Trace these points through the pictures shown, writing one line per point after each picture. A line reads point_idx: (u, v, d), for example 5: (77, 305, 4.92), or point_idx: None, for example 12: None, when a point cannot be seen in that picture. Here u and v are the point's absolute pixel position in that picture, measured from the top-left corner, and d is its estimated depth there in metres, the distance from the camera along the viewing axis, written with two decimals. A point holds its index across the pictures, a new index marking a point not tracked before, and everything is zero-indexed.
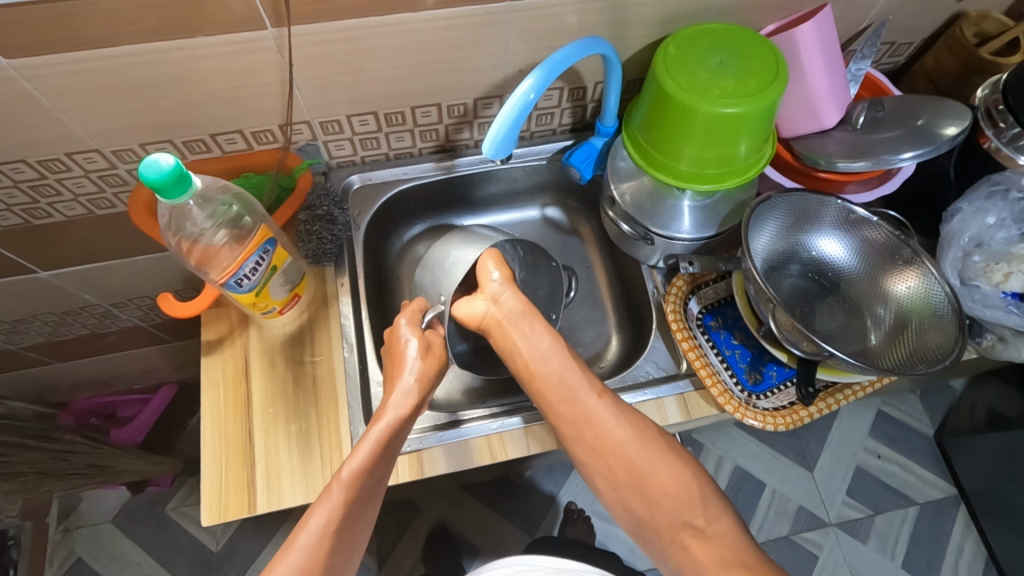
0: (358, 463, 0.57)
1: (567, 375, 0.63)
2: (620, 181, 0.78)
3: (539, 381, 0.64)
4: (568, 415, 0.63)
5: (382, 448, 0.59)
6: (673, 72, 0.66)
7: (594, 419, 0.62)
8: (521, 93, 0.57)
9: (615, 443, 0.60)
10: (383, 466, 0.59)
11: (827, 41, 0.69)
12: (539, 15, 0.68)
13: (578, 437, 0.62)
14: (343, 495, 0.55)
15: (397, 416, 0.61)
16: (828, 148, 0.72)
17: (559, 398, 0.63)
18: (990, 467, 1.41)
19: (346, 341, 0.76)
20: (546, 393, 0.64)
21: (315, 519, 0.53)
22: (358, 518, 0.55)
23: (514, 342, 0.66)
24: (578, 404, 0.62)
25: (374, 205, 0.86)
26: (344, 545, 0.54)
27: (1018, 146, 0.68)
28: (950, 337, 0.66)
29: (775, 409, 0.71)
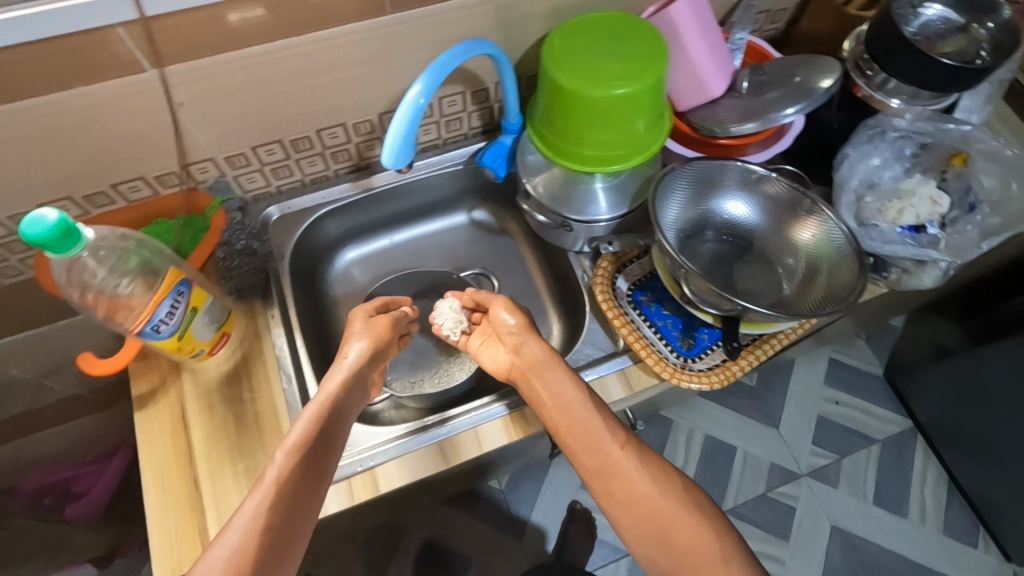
0: (290, 443, 0.60)
1: (594, 418, 0.66)
2: (532, 175, 0.80)
3: (563, 432, 0.67)
4: (592, 461, 0.65)
5: (316, 427, 0.62)
6: (560, 64, 0.69)
7: (620, 470, 0.64)
8: (410, 98, 0.58)
9: (642, 493, 0.62)
10: (322, 451, 0.61)
11: (699, 15, 0.73)
12: (424, 24, 0.70)
13: (605, 488, 0.64)
14: (275, 476, 0.57)
15: (331, 394, 0.65)
16: (720, 116, 0.77)
17: (585, 442, 0.65)
18: (944, 397, 1.48)
19: (283, 372, 0.75)
20: (575, 441, 0.66)
21: (250, 501, 0.56)
22: (297, 499, 0.57)
23: (537, 391, 0.69)
24: (602, 453, 0.65)
25: (297, 231, 0.85)
26: (285, 528, 0.55)
27: (887, 90, 0.73)
28: (855, 273, 0.70)
29: (709, 369, 0.74)
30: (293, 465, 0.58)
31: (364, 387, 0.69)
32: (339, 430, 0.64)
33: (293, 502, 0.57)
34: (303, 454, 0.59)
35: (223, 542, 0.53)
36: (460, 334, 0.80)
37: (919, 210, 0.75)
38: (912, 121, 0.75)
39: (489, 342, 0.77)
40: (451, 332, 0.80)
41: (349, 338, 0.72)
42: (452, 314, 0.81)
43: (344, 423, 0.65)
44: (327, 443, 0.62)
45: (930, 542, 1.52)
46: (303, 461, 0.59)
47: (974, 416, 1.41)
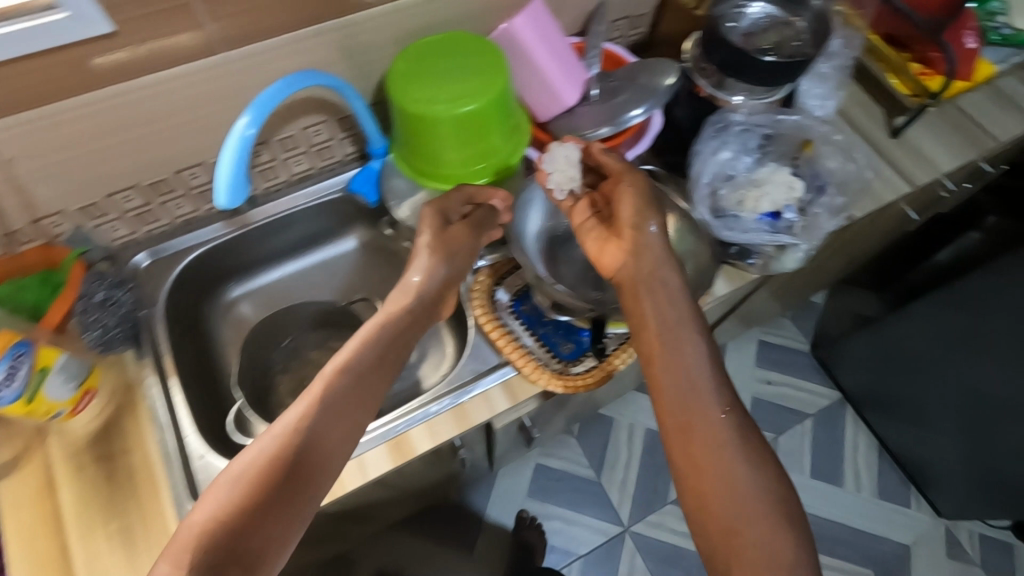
0: (310, 392, 0.59)
1: (688, 356, 0.62)
2: (401, 199, 0.80)
3: (656, 360, 0.63)
4: (673, 414, 0.60)
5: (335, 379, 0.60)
6: (402, 87, 0.70)
7: (709, 433, 0.59)
8: (236, 131, 0.58)
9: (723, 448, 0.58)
10: (344, 403, 0.59)
11: (541, 28, 0.75)
12: (263, 60, 0.69)
13: (676, 444, 0.60)
14: (286, 424, 0.57)
15: (359, 345, 0.63)
16: (576, 124, 0.79)
17: (677, 391, 0.61)
18: (868, 364, 1.54)
19: (157, 422, 0.73)
20: (659, 381, 0.62)
21: (255, 446, 0.56)
22: (300, 452, 0.55)
23: (640, 302, 0.65)
24: (695, 409, 0.60)
25: (171, 275, 0.83)
26: (281, 481, 0.54)
27: (726, 88, 0.76)
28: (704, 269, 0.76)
29: (587, 371, 0.75)
30: (307, 429, 0.57)
31: (413, 326, 0.67)
32: (365, 381, 0.61)
33: (297, 453, 0.55)
34: (326, 400, 0.58)
35: (204, 506, 0.53)
36: (567, 195, 0.74)
37: (774, 197, 0.78)
38: (748, 115, 0.79)
39: (597, 232, 0.70)
40: (561, 189, 0.73)
41: (412, 261, 0.70)
42: (564, 167, 0.74)
43: (383, 371, 0.63)
44: (348, 395, 0.59)
45: (866, 505, 1.58)
46: (315, 413, 0.57)
47: (895, 378, 1.46)
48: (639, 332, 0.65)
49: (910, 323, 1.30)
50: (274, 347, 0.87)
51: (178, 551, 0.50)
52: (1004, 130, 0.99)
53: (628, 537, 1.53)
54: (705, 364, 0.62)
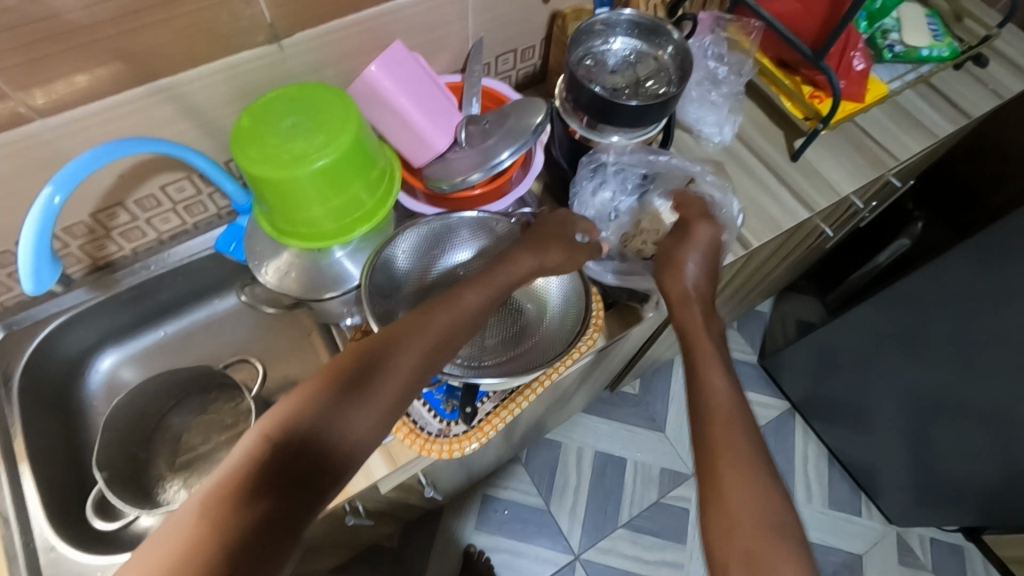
0: (362, 360, 0.55)
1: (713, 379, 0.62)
2: (263, 260, 0.76)
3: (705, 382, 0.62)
4: (699, 422, 0.59)
5: (385, 361, 0.56)
6: (242, 148, 0.65)
7: (740, 461, 0.56)
8: (38, 201, 0.53)
9: (739, 464, 0.55)
10: (379, 385, 0.55)
11: (398, 76, 0.71)
12: (92, 122, 0.65)
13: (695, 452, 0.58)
14: (330, 381, 0.54)
15: (421, 329, 0.59)
16: (447, 172, 0.75)
17: (717, 418, 0.58)
18: (809, 374, 1.51)
19: (4, 517, 0.68)
20: (704, 400, 0.60)
21: (298, 397, 0.52)
22: (328, 420, 0.52)
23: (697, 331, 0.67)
24: (729, 436, 0.57)
25: (28, 348, 0.77)
26: (304, 446, 0.50)
27: (599, 130, 0.73)
28: (579, 317, 0.74)
29: (466, 431, 0.72)
30: (413, 355, 0.57)
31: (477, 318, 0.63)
32: (408, 367, 0.57)
33: (326, 421, 0.51)
34: (370, 375, 0.55)
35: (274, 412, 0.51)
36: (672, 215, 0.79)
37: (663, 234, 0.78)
38: (619, 155, 0.76)
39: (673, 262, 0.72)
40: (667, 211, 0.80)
41: (552, 242, 0.70)
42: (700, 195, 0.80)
43: (426, 364, 0.58)
44: (386, 378, 0.55)
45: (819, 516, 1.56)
46: (352, 388, 0.54)
47: (834, 388, 1.44)
48: (687, 341, 0.67)
49: (844, 332, 1.27)
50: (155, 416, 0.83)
51: (243, 453, 0.49)
52: (903, 148, 0.99)
53: (579, 566, 1.49)
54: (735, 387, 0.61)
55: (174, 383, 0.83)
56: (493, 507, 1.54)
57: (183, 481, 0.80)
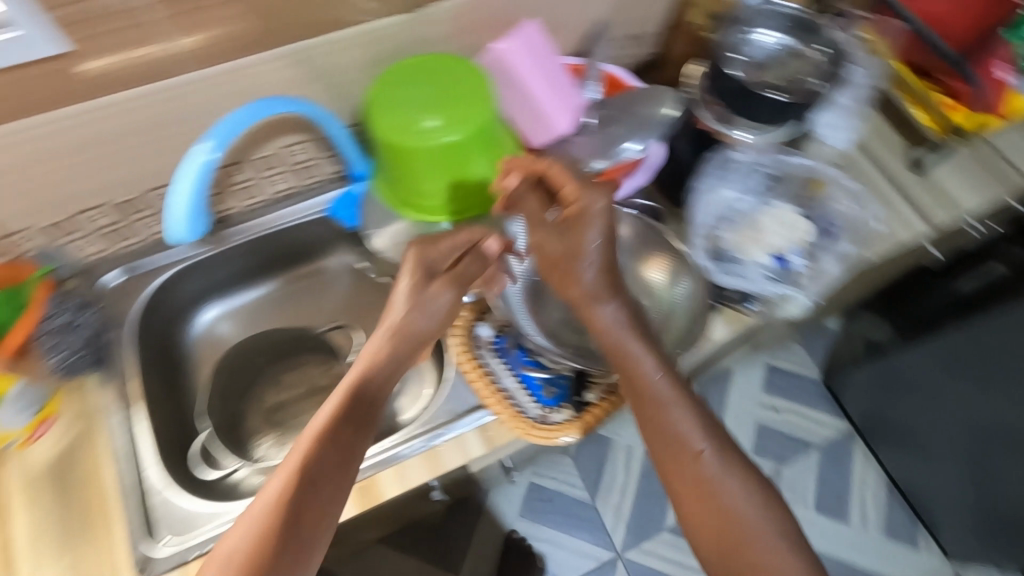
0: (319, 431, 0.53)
1: (675, 410, 0.56)
2: (380, 227, 0.76)
3: (650, 392, 0.57)
4: (671, 468, 0.55)
5: (340, 420, 0.54)
6: (378, 114, 0.65)
7: (709, 477, 0.54)
8: (194, 159, 0.55)
9: (730, 514, 0.52)
10: (351, 440, 0.54)
11: (533, 51, 0.70)
12: (233, 77, 0.66)
13: (683, 501, 0.54)
14: (298, 460, 0.52)
15: (357, 383, 0.57)
16: (571, 155, 0.74)
17: (663, 436, 0.55)
18: (869, 394, 1.46)
19: (117, 453, 0.71)
20: (650, 418, 0.56)
21: (269, 488, 0.51)
22: (308, 502, 0.51)
23: (630, 351, 0.58)
24: (691, 452, 0.54)
25: (142, 295, 0.80)
26: (290, 539, 0.49)
27: (730, 122, 0.71)
28: (699, 313, 0.70)
29: (568, 420, 0.71)
30: (362, 419, 0.56)
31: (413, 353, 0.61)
32: (372, 410, 0.57)
33: (305, 503, 0.50)
34: (326, 446, 0.53)
35: (254, 506, 0.51)
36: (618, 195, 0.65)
37: (778, 239, 0.75)
38: (755, 155, 0.77)
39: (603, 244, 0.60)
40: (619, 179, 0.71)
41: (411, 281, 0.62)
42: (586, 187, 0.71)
43: (370, 419, 0.56)
44: (345, 437, 0.54)
45: (849, 539, 1.51)
46: (322, 459, 0.52)
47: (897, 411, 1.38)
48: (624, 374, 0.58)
49: (917, 364, 1.19)
50: (250, 373, 0.84)
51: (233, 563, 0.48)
52: None
53: (620, 566, 1.48)
54: (691, 412, 0.56)
55: (275, 340, 0.85)
56: (539, 494, 1.54)
57: (274, 438, 0.80)
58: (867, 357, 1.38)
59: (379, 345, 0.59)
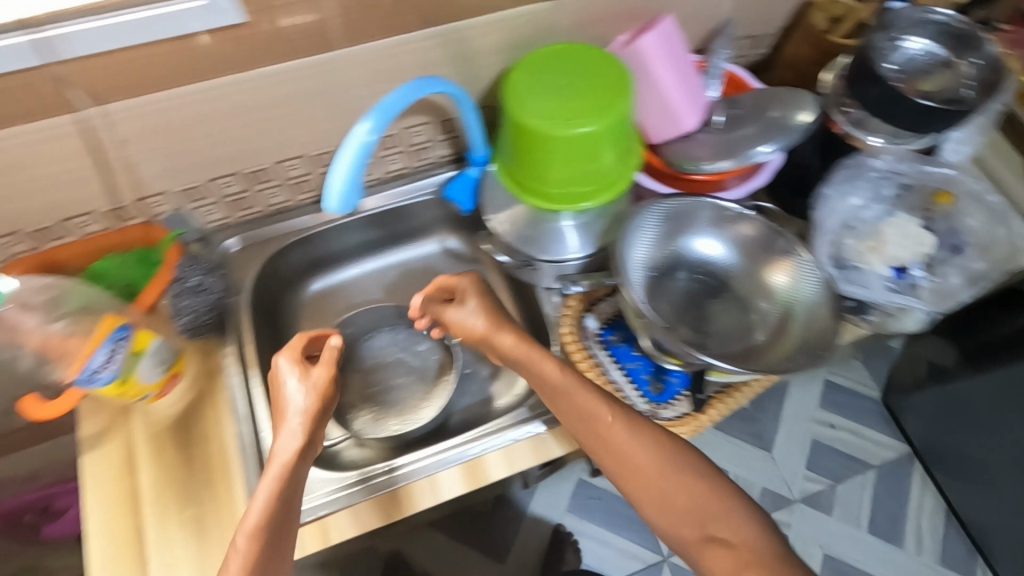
0: (250, 524, 0.57)
1: (578, 393, 0.64)
2: (497, 211, 0.77)
3: (559, 393, 0.65)
4: (587, 440, 0.64)
5: (278, 499, 0.59)
6: (517, 100, 0.66)
7: (614, 443, 0.63)
8: (357, 138, 0.55)
9: (641, 467, 0.62)
10: (288, 516, 0.59)
11: (670, 45, 0.69)
12: (379, 57, 0.66)
13: (602, 459, 0.64)
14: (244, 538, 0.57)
15: (283, 465, 0.61)
16: (694, 152, 0.73)
17: (578, 416, 0.64)
18: (934, 419, 1.37)
19: (237, 414, 0.73)
20: (568, 406, 0.65)
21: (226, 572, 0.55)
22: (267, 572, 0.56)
23: (560, 390, 0.65)
24: (595, 421, 0.63)
25: (258, 263, 0.82)
26: None
27: (865, 127, 0.70)
28: (827, 323, 0.67)
29: (678, 418, 0.71)
30: (281, 493, 0.60)
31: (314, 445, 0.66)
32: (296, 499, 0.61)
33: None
34: (266, 528, 0.57)
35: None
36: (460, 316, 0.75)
37: (901, 252, 0.73)
38: (890, 162, 0.74)
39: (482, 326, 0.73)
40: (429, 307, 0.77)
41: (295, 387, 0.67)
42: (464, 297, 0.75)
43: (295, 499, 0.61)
44: (287, 513, 0.59)
45: (857, 543, 1.43)
46: (265, 541, 0.57)
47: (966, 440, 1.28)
48: (544, 388, 0.67)
49: (987, 391, 1.14)
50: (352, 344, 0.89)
51: None
52: None
53: (666, 569, 1.44)
54: (595, 394, 0.64)
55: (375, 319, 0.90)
56: None
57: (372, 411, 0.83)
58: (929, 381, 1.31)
59: (294, 444, 0.63)
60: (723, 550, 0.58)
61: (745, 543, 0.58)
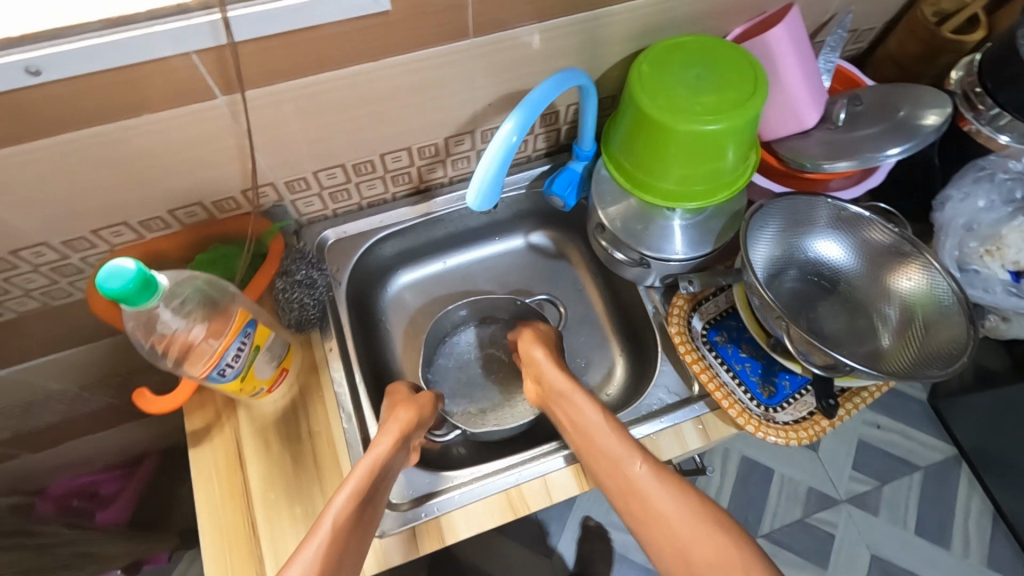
0: (346, 493, 0.59)
1: (604, 440, 0.63)
2: (607, 206, 0.75)
3: (588, 442, 0.64)
4: (613, 485, 0.62)
5: (369, 480, 0.61)
6: (649, 91, 0.63)
7: (639, 489, 0.60)
8: (502, 138, 0.53)
9: (662, 516, 0.58)
10: (374, 500, 0.61)
11: (798, 40, 0.67)
12: (505, 47, 0.65)
13: (625, 506, 0.61)
14: (331, 522, 0.57)
15: (383, 449, 0.63)
16: (811, 150, 0.70)
17: (603, 466, 0.63)
18: (984, 424, 1.30)
19: (343, 410, 0.72)
20: (590, 455, 0.64)
21: (312, 539, 0.56)
22: (350, 545, 0.57)
23: (598, 445, 0.63)
24: (621, 471, 0.61)
25: (353, 257, 0.82)
26: None
27: (996, 125, 0.68)
28: (959, 329, 0.64)
29: (795, 422, 0.70)
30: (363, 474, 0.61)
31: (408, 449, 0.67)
32: (385, 487, 0.63)
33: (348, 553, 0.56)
34: (350, 507, 0.58)
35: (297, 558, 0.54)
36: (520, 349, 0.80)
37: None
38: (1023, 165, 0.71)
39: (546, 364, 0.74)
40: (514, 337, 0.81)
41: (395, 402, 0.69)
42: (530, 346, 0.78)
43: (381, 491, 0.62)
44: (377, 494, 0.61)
45: (907, 545, 1.36)
46: (357, 510, 0.58)
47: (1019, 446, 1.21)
48: (578, 441, 0.66)
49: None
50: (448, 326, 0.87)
51: None
52: None
53: None
54: (621, 439, 0.63)
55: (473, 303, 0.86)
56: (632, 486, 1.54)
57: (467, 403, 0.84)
58: (977, 386, 1.25)
59: (384, 448, 0.63)
60: None
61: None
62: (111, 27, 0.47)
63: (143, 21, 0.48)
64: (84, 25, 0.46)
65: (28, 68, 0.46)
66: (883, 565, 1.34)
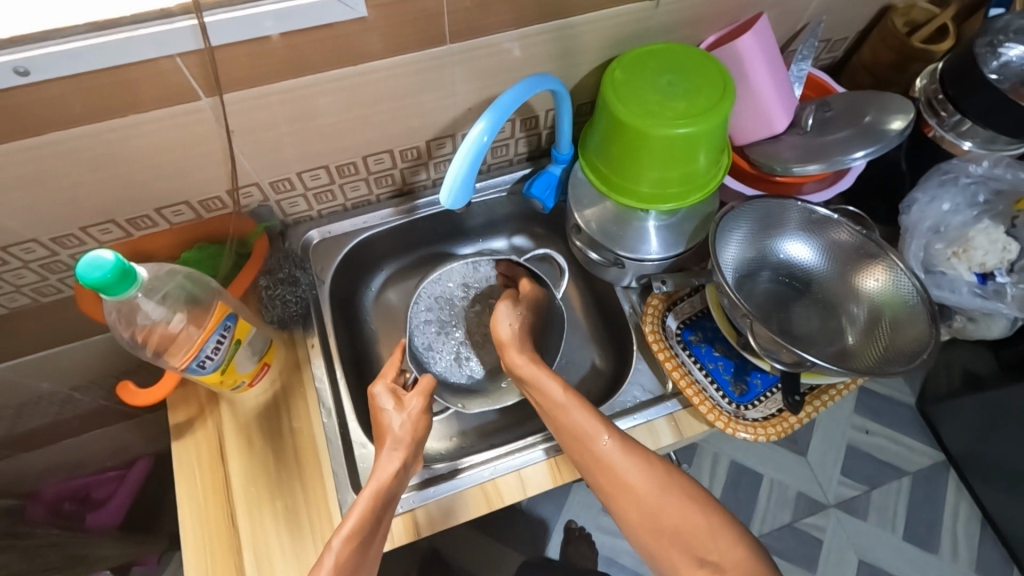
0: (347, 529, 0.57)
1: (572, 413, 0.65)
2: (583, 208, 0.77)
3: (557, 414, 0.66)
4: (581, 458, 0.64)
5: (372, 515, 0.59)
6: (623, 97, 0.65)
7: (604, 461, 0.62)
8: (473, 137, 0.56)
9: (628, 486, 0.61)
10: (379, 530, 0.59)
11: (767, 47, 0.69)
12: (484, 53, 0.67)
13: (591, 475, 0.64)
14: (333, 562, 0.55)
15: (382, 481, 0.61)
16: (783, 154, 0.72)
17: (570, 438, 0.64)
18: (973, 428, 1.30)
19: (323, 406, 0.73)
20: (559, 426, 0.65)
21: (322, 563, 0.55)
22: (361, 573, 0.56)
23: (568, 419, 0.65)
24: (588, 446, 0.63)
25: (337, 257, 0.83)
26: None
27: (959, 131, 0.71)
28: (923, 329, 0.66)
29: (764, 419, 0.72)
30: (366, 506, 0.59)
31: (413, 460, 0.65)
32: (390, 512, 0.61)
33: None
34: (355, 547, 0.56)
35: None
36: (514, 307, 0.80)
37: (987, 258, 0.72)
38: (986, 168, 0.73)
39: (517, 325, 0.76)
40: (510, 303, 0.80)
41: (396, 412, 0.67)
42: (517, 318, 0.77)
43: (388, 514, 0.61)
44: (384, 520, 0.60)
45: (895, 550, 1.36)
46: (360, 550, 0.56)
47: (1006, 449, 1.21)
48: (548, 413, 0.67)
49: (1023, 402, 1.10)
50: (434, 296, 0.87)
51: None
52: None
53: None
54: (589, 414, 0.64)
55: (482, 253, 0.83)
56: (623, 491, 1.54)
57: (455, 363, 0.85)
58: (965, 390, 1.27)
59: (396, 465, 0.62)
60: (711, 574, 0.57)
61: (736, 567, 0.57)
62: (97, 31, 0.50)
63: (128, 25, 0.50)
64: (71, 28, 0.49)
65: (17, 69, 0.49)
66: (870, 569, 1.35)
